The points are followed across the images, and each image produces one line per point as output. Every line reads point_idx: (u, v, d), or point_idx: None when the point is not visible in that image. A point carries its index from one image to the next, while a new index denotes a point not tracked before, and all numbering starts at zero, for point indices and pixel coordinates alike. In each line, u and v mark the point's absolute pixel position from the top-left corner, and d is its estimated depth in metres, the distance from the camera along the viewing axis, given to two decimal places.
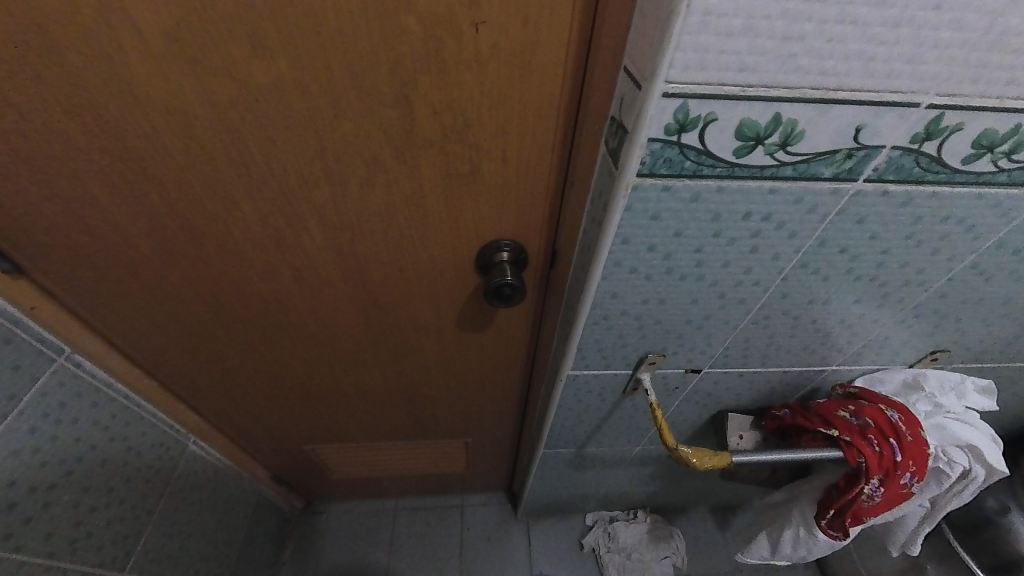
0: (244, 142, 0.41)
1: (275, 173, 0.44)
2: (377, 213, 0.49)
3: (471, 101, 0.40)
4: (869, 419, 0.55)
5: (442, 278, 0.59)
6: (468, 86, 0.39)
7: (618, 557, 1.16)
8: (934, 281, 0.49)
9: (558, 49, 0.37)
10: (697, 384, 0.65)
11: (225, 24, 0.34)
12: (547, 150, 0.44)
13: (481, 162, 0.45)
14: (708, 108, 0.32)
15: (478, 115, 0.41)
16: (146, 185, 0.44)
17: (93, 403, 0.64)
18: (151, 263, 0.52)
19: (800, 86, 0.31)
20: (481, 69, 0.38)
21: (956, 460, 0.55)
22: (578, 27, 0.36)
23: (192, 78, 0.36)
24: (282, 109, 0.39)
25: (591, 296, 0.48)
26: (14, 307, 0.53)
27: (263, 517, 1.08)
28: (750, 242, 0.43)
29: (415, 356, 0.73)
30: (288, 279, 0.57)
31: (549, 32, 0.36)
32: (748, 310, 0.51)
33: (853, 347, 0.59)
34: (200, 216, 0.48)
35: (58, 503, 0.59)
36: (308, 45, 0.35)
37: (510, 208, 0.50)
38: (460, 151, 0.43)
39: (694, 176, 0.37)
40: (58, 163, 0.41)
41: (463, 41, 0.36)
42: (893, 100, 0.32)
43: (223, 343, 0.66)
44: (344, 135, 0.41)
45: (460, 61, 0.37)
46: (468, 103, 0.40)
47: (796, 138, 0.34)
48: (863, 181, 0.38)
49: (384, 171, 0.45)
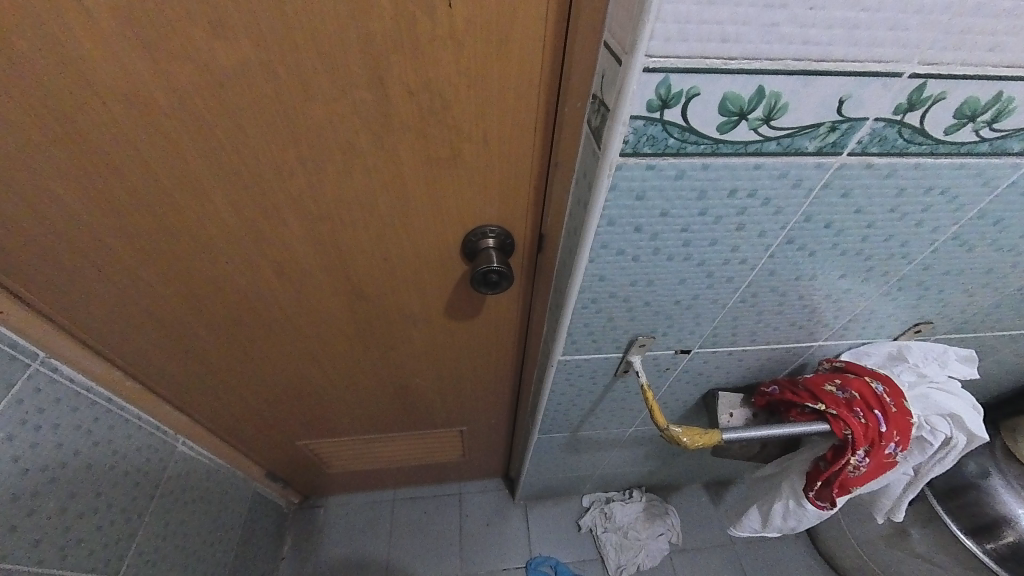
0: (212, 130, 0.39)
1: (247, 163, 0.43)
2: (357, 201, 0.48)
3: (448, 81, 0.38)
4: (855, 392, 0.57)
5: (428, 267, 0.58)
6: (444, 66, 0.37)
7: (616, 535, 1.19)
8: (917, 253, 0.49)
9: (536, 25, 0.36)
10: (686, 364, 0.65)
11: (181, 4, 0.32)
12: (529, 130, 0.43)
13: (461, 145, 0.43)
14: (691, 82, 0.31)
15: (457, 95, 0.39)
16: (111, 179, 0.42)
17: (74, 407, 0.63)
18: (123, 260, 0.51)
19: (783, 57, 0.31)
20: (456, 48, 0.36)
21: (939, 429, 0.56)
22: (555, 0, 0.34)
23: (150, 65, 0.35)
24: (251, 94, 0.37)
25: (578, 278, 0.47)
26: None
27: (260, 514, 1.07)
28: (736, 219, 0.43)
29: (405, 346, 0.73)
30: (268, 272, 0.56)
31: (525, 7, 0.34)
32: (736, 288, 0.52)
33: (839, 322, 0.59)
34: (172, 211, 0.46)
35: (44, 510, 0.58)
36: (273, 24, 0.33)
37: (494, 193, 0.49)
38: (439, 135, 0.42)
39: (678, 154, 0.36)
40: (13, 158, 0.39)
41: (436, 18, 0.34)
42: (876, 70, 0.32)
43: (206, 340, 0.65)
44: (317, 120, 0.40)
45: (434, 39, 0.36)
46: (445, 85, 0.39)
47: (780, 112, 0.34)
48: (847, 154, 0.38)
49: (362, 157, 0.43)
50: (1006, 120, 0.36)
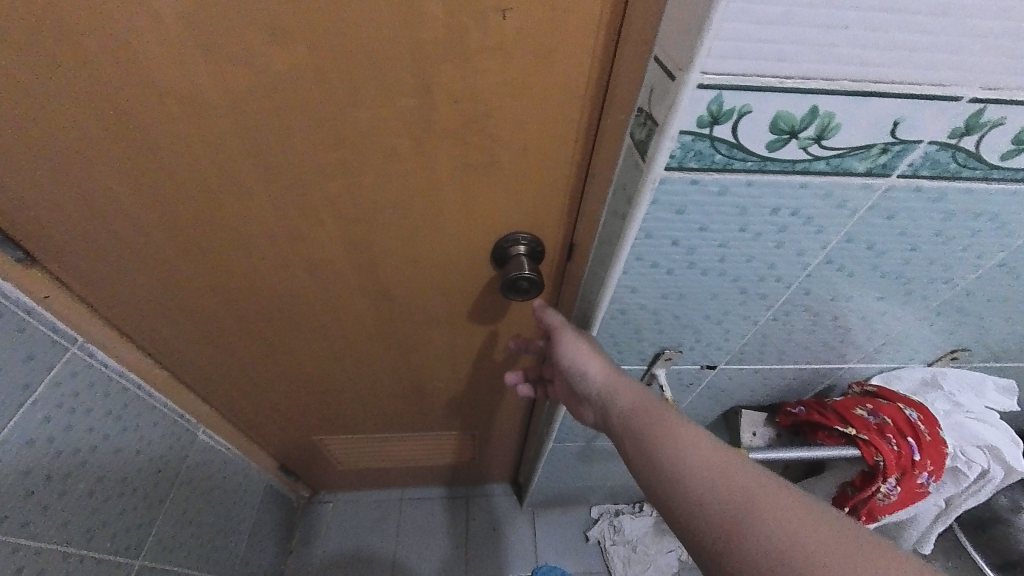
0: (260, 130, 0.40)
1: (290, 162, 0.43)
2: (393, 204, 0.48)
3: (493, 90, 0.39)
4: (887, 417, 0.55)
5: (455, 271, 0.58)
6: (491, 75, 0.38)
7: (624, 549, 1.17)
8: (960, 279, 0.48)
9: (585, 37, 0.36)
10: (711, 380, 0.64)
11: (242, 9, 0.33)
12: (569, 140, 0.43)
13: (500, 153, 0.44)
14: (743, 99, 0.31)
15: (500, 104, 0.40)
16: (160, 175, 0.44)
17: (106, 393, 0.64)
18: (162, 253, 0.52)
19: (839, 78, 0.30)
20: (504, 58, 0.37)
21: (974, 460, 0.55)
22: (606, 19, 0.35)
23: (207, 66, 0.36)
24: (300, 98, 0.38)
25: (610, 290, 0.47)
26: (28, 297, 0.53)
27: (271, 506, 1.08)
28: (776, 237, 0.42)
29: (426, 347, 0.73)
30: (299, 270, 0.56)
31: (576, 20, 0.35)
32: (769, 306, 0.51)
33: (872, 344, 0.58)
34: (214, 207, 0.47)
35: (74, 491, 0.60)
36: (328, 29, 0.34)
37: (528, 201, 0.49)
38: (479, 140, 0.43)
39: (723, 170, 0.36)
40: (71, 151, 0.41)
41: (488, 27, 0.35)
42: (934, 93, 0.31)
43: (235, 333, 0.66)
44: (362, 124, 0.41)
45: (484, 49, 0.36)
46: (490, 91, 0.39)
47: (830, 131, 0.33)
48: (897, 176, 0.37)
49: (401, 161, 0.44)
50: None
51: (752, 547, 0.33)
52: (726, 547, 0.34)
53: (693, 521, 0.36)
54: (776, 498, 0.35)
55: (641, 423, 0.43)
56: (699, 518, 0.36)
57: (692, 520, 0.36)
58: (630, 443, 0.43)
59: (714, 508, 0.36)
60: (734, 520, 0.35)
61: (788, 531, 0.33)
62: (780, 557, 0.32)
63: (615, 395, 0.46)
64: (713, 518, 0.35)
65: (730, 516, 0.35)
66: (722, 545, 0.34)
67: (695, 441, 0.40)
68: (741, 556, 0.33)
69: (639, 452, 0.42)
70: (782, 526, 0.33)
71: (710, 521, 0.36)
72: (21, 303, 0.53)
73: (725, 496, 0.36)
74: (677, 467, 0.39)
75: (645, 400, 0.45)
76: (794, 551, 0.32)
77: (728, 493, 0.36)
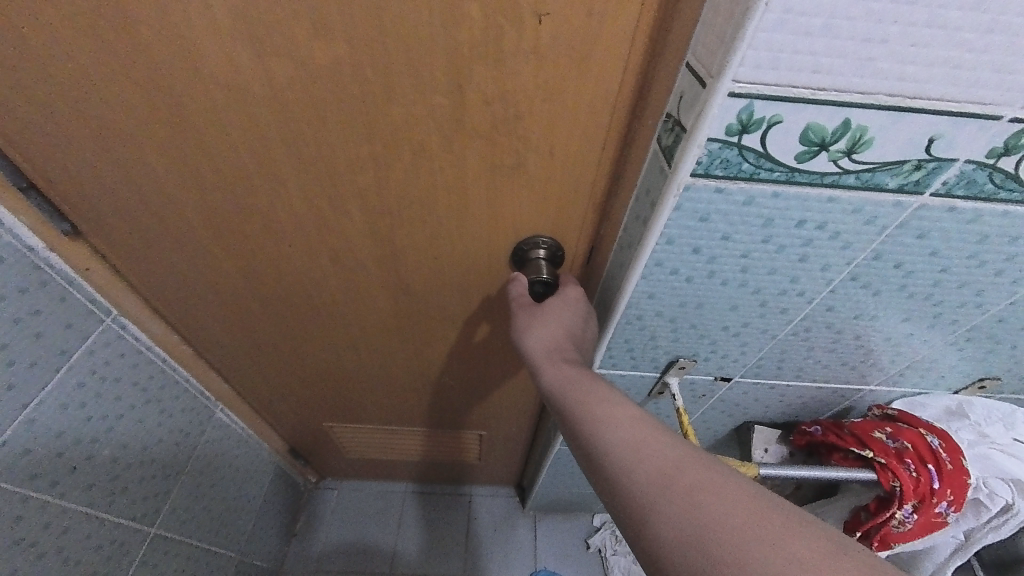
0: (296, 120, 0.42)
1: (323, 152, 0.45)
2: (417, 199, 0.50)
3: (524, 95, 0.40)
4: (907, 443, 0.53)
5: (473, 269, 0.59)
6: (523, 77, 0.38)
7: (625, 560, 1.16)
8: (992, 304, 0.47)
9: (622, 45, 0.36)
10: (725, 392, 0.64)
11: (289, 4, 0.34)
12: (597, 146, 0.44)
13: (527, 155, 0.44)
14: (774, 110, 0.31)
15: (530, 106, 0.40)
16: (199, 158, 0.46)
17: (134, 364, 0.67)
18: (195, 233, 0.54)
19: (875, 91, 0.30)
20: (538, 62, 0.37)
21: (998, 493, 0.52)
22: (641, 28, 0.35)
23: (256, 61, 0.38)
24: (336, 90, 0.40)
25: (627, 294, 0.47)
26: (71, 267, 0.56)
27: (279, 488, 1.11)
28: (800, 250, 0.42)
29: (440, 343, 0.74)
30: (323, 259, 0.58)
31: (612, 29, 0.35)
32: (790, 320, 0.50)
33: (895, 367, 0.57)
34: (247, 194, 0.49)
35: (99, 456, 0.62)
36: (369, 26, 0.35)
37: (552, 204, 0.49)
38: (507, 143, 0.44)
39: (750, 179, 0.36)
40: (120, 131, 0.43)
41: (524, 31, 0.36)
42: (973, 111, 0.31)
43: (257, 315, 0.68)
44: (394, 119, 0.42)
45: (519, 52, 0.37)
46: (521, 95, 0.40)
47: (863, 146, 0.33)
48: (929, 195, 0.37)
49: (429, 157, 0.45)
50: None
51: (664, 533, 0.31)
52: (642, 534, 0.32)
53: (605, 493, 0.35)
54: (691, 478, 0.32)
55: (566, 403, 0.42)
56: (618, 503, 0.34)
57: (613, 506, 0.35)
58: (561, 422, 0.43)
59: (626, 482, 0.34)
60: (646, 502, 0.32)
61: (699, 507, 0.30)
62: (678, 534, 0.30)
63: (551, 368, 0.46)
64: (626, 502, 0.33)
65: (642, 498, 0.32)
66: (636, 530, 0.32)
67: (616, 419, 0.38)
68: (654, 543, 0.31)
69: (566, 429, 0.41)
70: (693, 500, 0.31)
71: (627, 507, 0.33)
72: (63, 272, 0.56)
73: (635, 477, 0.33)
74: (596, 445, 0.37)
75: (577, 377, 0.44)
76: (708, 530, 0.29)
77: (642, 472, 0.34)
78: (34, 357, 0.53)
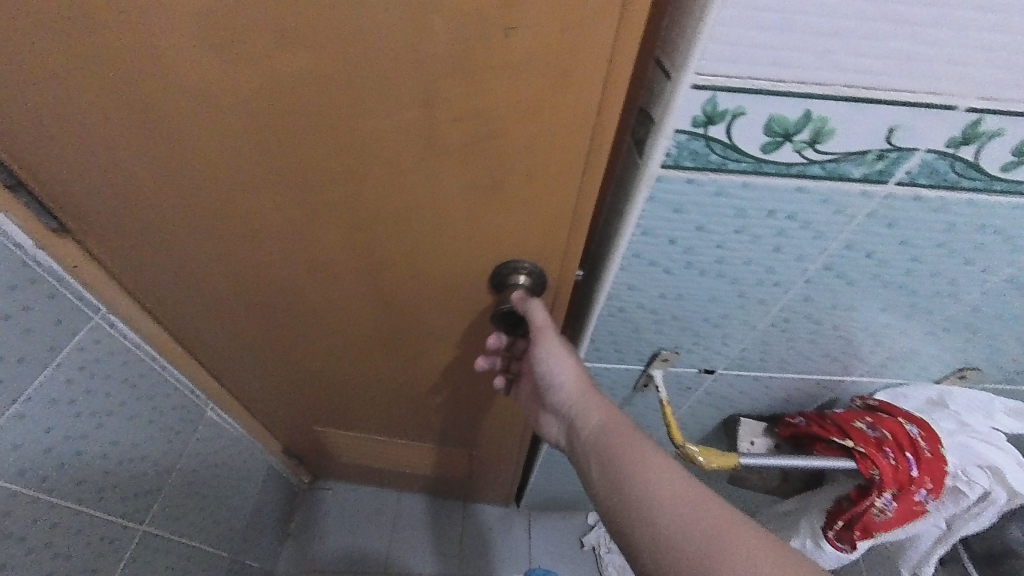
0: (272, 128, 0.43)
1: (299, 161, 0.45)
2: (393, 211, 0.50)
3: (497, 109, 0.40)
4: (886, 431, 0.54)
5: (454, 285, 0.59)
6: (494, 90, 0.39)
7: (619, 558, 1.16)
8: (966, 294, 0.48)
9: (595, 57, 0.36)
10: (710, 385, 0.64)
11: (261, 14, 0.35)
12: (574, 163, 0.43)
13: (501, 169, 0.44)
14: (737, 101, 0.32)
15: (503, 120, 0.41)
16: (180, 163, 0.47)
17: (124, 361, 0.68)
18: (180, 235, 0.55)
19: (833, 83, 0.31)
20: (508, 76, 0.38)
21: (976, 480, 0.53)
22: (618, 45, 0.35)
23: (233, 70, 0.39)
24: (310, 100, 0.40)
25: (607, 286, 0.48)
26: (60, 264, 0.57)
27: (272, 488, 1.11)
28: (773, 240, 0.43)
29: (425, 355, 0.74)
30: (304, 266, 0.59)
31: (588, 45, 0.35)
32: (768, 311, 0.51)
33: (877, 358, 0.58)
34: (228, 199, 0.50)
35: (88, 453, 0.63)
36: (340, 39, 0.36)
37: (531, 222, 0.49)
38: (482, 157, 0.43)
39: (719, 170, 0.37)
40: (103, 133, 0.45)
41: (493, 43, 0.36)
42: (930, 102, 0.32)
43: (243, 317, 0.69)
44: (367, 130, 0.42)
45: (489, 65, 0.37)
46: (494, 110, 0.40)
47: (825, 136, 0.34)
48: (894, 184, 0.38)
49: (403, 169, 0.45)
50: None
51: None
52: None
53: (658, 553, 0.39)
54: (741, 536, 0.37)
55: (613, 450, 0.46)
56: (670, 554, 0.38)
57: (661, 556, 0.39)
58: (598, 468, 0.46)
59: (683, 543, 0.38)
60: (703, 558, 0.37)
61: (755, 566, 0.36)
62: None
63: (589, 415, 0.50)
64: (684, 556, 0.38)
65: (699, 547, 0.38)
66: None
67: (666, 473, 0.42)
68: None
69: (606, 476, 0.45)
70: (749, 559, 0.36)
71: (680, 559, 0.38)
72: (51, 269, 0.57)
73: (694, 533, 0.38)
74: (649, 496, 0.41)
75: (615, 422, 0.48)
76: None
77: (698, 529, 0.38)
78: (23, 352, 0.54)
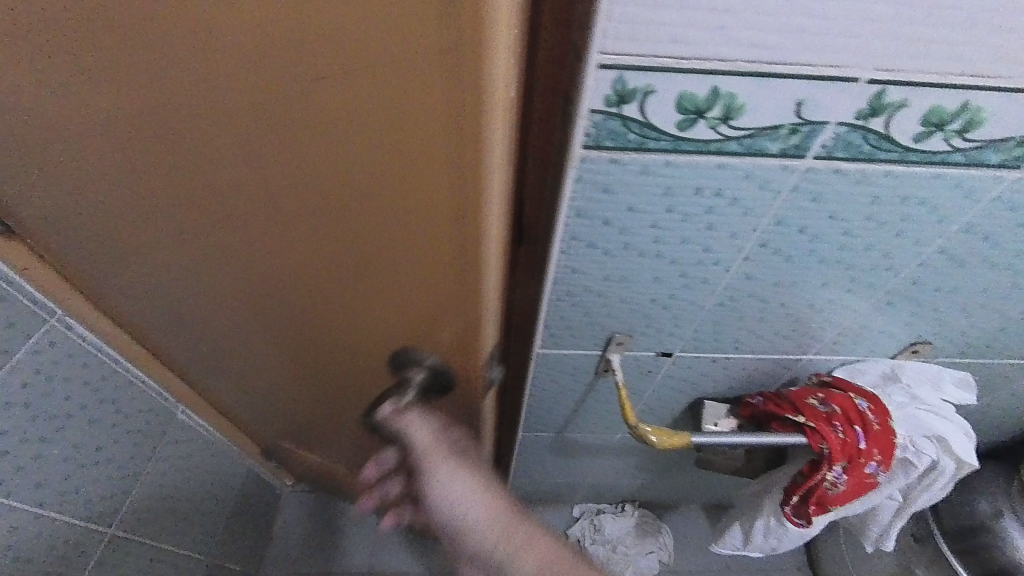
0: (104, 177, 0.35)
1: (151, 209, 0.38)
2: (276, 266, 0.43)
3: (345, 170, 0.31)
4: (836, 406, 0.55)
5: (370, 336, 0.52)
6: (341, 145, 0.30)
7: (604, 549, 1.16)
8: (903, 266, 0.49)
9: (461, 107, 0.26)
10: (670, 368, 0.65)
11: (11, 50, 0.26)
12: (465, 227, 0.34)
13: (378, 232, 0.36)
14: (645, 80, 0.33)
15: (364, 177, 0.31)
16: (41, 197, 0.41)
17: (84, 363, 0.68)
18: (85, 257, 0.52)
19: (733, 58, 0.32)
20: (354, 128, 0.28)
21: (924, 450, 0.54)
22: (484, 108, 0.26)
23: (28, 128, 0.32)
24: (130, 152, 0.32)
25: (551, 270, 0.49)
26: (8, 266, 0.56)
27: (252, 490, 1.12)
28: (705, 218, 0.44)
29: (363, 395, 0.68)
30: (212, 302, 0.53)
31: (435, 101, 0.26)
32: (713, 290, 0.52)
33: (829, 335, 0.59)
34: (104, 236, 0.44)
35: (49, 456, 0.64)
36: (125, 85, 0.27)
37: (430, 285, 0.41)
38: (353, 218, 0.35)
39: (639, 149, 0.38)
40: None
41: (324, 91, 0.26)
42: (831, 74, 0.33)
43: (180, 333, 0.66)
44: (210, 187, 0.34)
45: (327, 119, 0.28)
46: (351, 166, 0.31)
47: (736, 111, 0.35)
48: (812, 158, 0.39)
49: (267, 227, 0.37)
50: (978, 130, 0.37)
51: None
52: None
53: None
54: None
55: None
56: None
57: None
58: None
59: None
60: None
61: None
62: None
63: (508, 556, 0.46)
64: None
65: None
66: None
67: None
68: None
69: None
70: None
71: None
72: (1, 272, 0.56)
73: None
74: None
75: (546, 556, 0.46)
76: None
77: None
78: None
